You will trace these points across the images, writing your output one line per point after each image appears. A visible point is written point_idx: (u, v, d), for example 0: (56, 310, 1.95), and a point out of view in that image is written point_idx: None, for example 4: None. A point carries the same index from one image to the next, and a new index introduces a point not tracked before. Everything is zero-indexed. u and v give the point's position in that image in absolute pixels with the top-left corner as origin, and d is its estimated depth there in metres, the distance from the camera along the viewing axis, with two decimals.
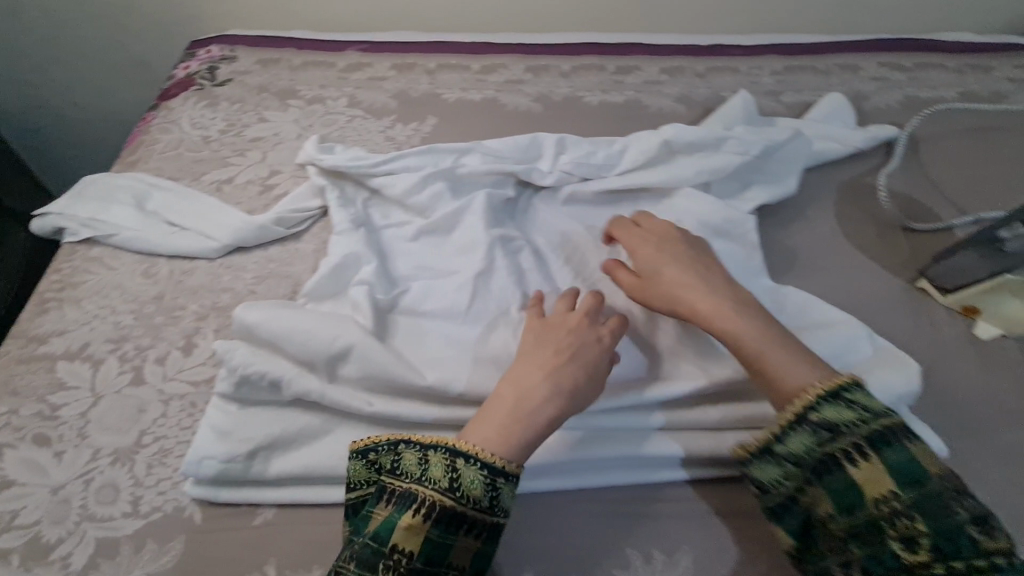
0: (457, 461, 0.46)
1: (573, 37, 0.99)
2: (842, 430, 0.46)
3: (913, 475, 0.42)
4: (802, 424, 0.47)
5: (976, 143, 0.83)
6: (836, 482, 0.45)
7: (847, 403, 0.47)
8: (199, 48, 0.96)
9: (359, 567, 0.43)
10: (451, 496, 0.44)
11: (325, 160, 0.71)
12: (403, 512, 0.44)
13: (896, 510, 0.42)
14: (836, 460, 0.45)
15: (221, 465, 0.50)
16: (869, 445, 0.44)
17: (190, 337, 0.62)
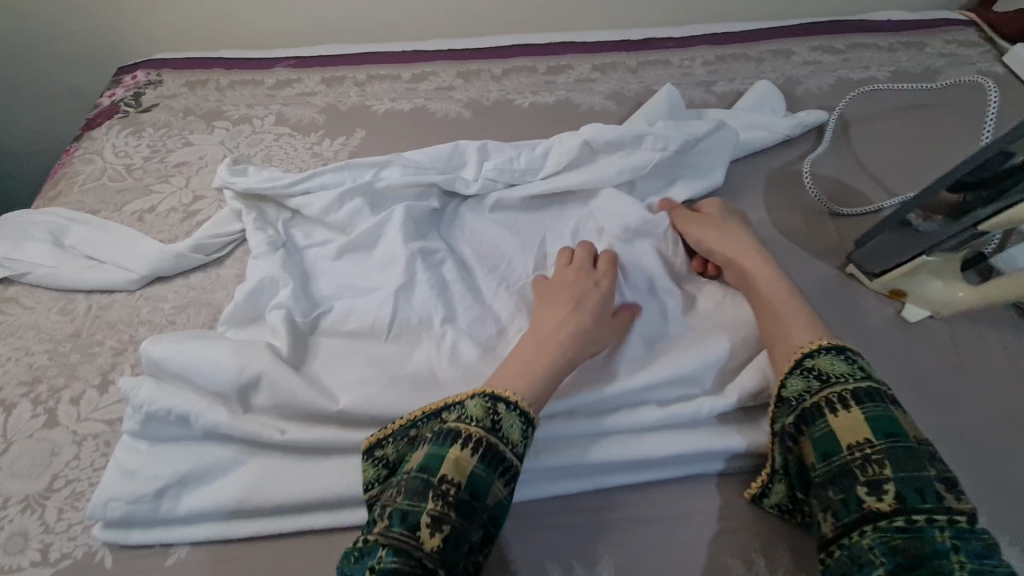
0: (498, 407, 0.47)
1: (506, 40, 0.98)
2: (836, 380, 0.48)
3: (890, 428, 0.44)
4: (798, 368, 0.50)
5: (906, 122, 0.82)
6: (820, 431, 0.46)
7: (847, 359, 0.49)
8: (125, 75, 0.95)
9: (408, 498, 0.43)
10: (491, 436, 0.46)
11: (239, 183, 0.70)
12: (450, 445, 0.45)
13: (868, 455, 0.43)
14: (819, 410, 0.47)
15: (128, 507, 0.49)
16: (855, 398, 0.46)
17: (107, 374, 0.61)
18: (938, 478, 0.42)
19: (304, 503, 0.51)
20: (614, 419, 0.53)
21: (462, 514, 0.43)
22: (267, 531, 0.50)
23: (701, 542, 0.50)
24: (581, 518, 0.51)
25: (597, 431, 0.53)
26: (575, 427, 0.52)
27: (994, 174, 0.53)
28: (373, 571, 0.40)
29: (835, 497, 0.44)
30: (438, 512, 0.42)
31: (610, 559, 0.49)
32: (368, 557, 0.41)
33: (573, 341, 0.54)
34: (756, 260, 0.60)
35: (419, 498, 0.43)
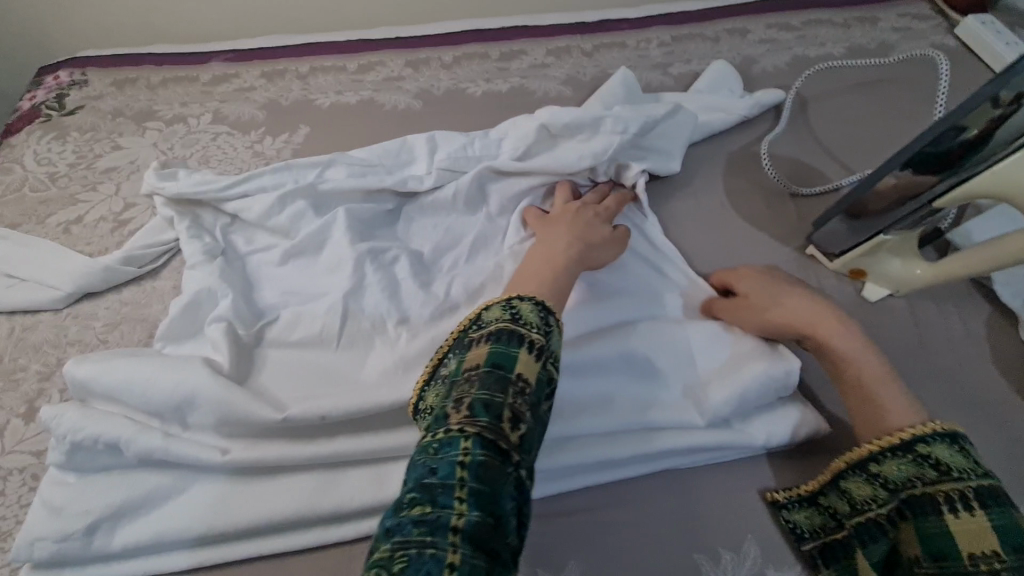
0: (552, 319, 0.46)
1: (456, 26, 0.95)
2: (956, 475, 0.42)
3: (1021, 542, 0.38)
4: (905, 451, 0.44)
5: (862, 98, 0.82)
6: (931, 527, 0.41)
7: (962, 450, 0.43)
8: (46, 75, 0.88)
9: (485, 389, 0.39)
10: (551, 343, 0.44)
11: (168, 187, 0.65)
12: (518, 346, 0.42)
13: (993, 569, 0.38)
14: (933, 503, 0.42)
15: (56, 545, 0.46)
16: (977, 498, 0.41)
17: (32, 402, 0.56)
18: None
19: (252, 529, 0.48)
20: (587, 417, 0.51)
21: (534, 417, 0.40)
22: (214, 561, 0.47)
23: (668, 541, 0.48)
24: (545, 522, 0.49)
25: (579, 433, 0.51)
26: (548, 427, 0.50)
27: (950, 148, 0.51)
28: (464, 464, 0.36)
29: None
30: (518, 409, 0.39)
31: (575, 563, 0.47)
32: (450, 449, 0.36)
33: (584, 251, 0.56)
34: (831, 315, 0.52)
35: (499, 390, 0.39)
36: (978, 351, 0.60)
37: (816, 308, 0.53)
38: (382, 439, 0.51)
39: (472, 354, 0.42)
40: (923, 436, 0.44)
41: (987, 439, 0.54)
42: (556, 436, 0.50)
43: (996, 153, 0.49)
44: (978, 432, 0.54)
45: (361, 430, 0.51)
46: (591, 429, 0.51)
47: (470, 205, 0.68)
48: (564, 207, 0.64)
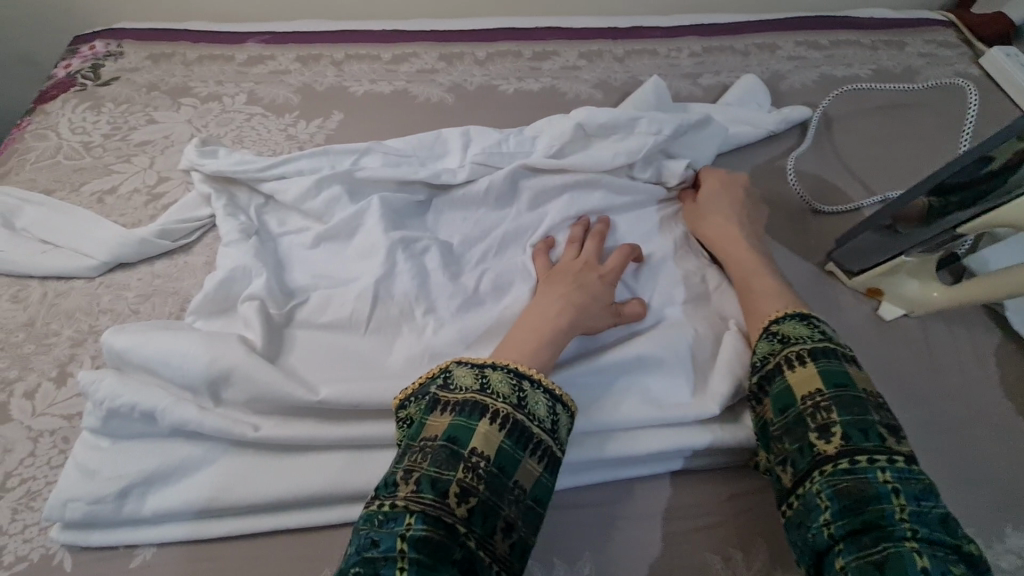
0: (523, 383, 0.46)
1: (491, 23, 0.96)
2: (794, 342, 0.51)
3: (840, 381, 0.47)
4: (764, 333, 0.53)
5: (886, 121, 0.83)
6: (777, 388, 0.49)
7: (808, 324, 0.52)
8: (83, 45, 0.89)
9: (435, 465, 0.42)
10: (519, 411, 0.45)
11: (208, 164, 0.66)
12: (479, 418, 0.43)
13: (819, 405, 0.46)
14: (778, 368, 0.50)
15: (88, 507, 0.47)
16: (810, 356, 0.49)
17: (64, 367, 0.57)
18: (881, 422, 0.45)
19: (278, 503, 0.49)
20: (591, 416, 0.52)
21: (491, 488, 0.42)
22: (241, 531, 0.48)
23: (682, 539, 0.50)
24: (563, 513, 0.51)
25: (588, 431, 0.52)
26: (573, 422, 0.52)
27: (974, 178, 0.54)
28: (404, 538, 0.39)
29: (791, 448, 0.46)
30: (468, 484, 0.41)
31: (592, 556, 0.49)
32: (393, 523, 0.40)
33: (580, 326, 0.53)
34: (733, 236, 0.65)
35: (450, 467, 0.41)
36: (987, 375, 0.61)
37: (730, 232, 0.65)
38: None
39: (433, 423, 0.44)
40: (777, 318, 0.53)
41: (991, 460, 0.56)
42: (581, 431, 0.52)
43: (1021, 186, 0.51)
44: (983, 453, 0.56)
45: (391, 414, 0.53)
46: (598, 428, 0.52)
47: (500, 201, 0.69)
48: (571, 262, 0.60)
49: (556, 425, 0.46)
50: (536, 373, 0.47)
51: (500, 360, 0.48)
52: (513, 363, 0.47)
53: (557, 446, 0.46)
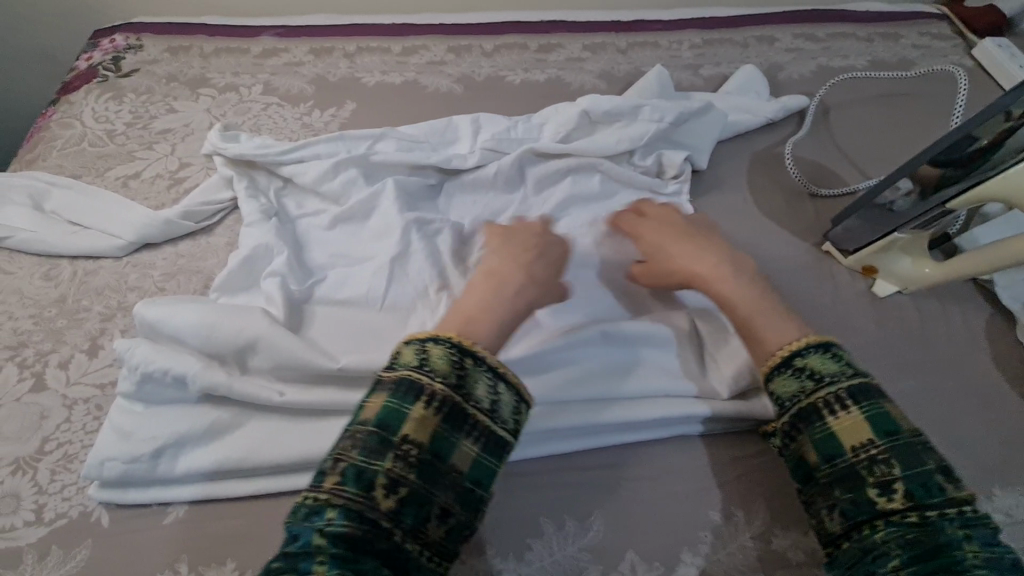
0: (464, 360, 0.46)
1: (497, 16, 0.98)
2: (828, 379, 0.47)
3: (889, 426, 0.44)
4: (786, 366, 0.49)
5: (881, 110, 0.86)
6: (820, 432, 0.46)
7: (836, 358, 0.48)
8: (103, 38, 0.92)
9: (365, 454, 0.41)
10: (455, 391, 0.44)
11: (230, 149, 0.69)
12: (413, 402, 0.43)
13: (874, 456, 0.44)
14: (816, 411, 0.46)
15: (124, 466, 0.50)
16: (851, 396, 0.46)
17: (95, 339, 0.60)
18: (939, 469, 0.43)
19: (301, 463, 0.51)
20: (586, 385, 0.55)
21: (422, 476, 0.42)
22: (267, 490, 0.51)
23: (685, 498, 0.53)
24: (571, 475, 0.54)
25: (588, 399, 0.55)
26: (573, 391, 0.54)
27: (963, 155, 0.55)
28: (323, 533, 0.39)
29: (842, 497, 0.44)
30: (397, 474, 0.41)
31: (600, 513, 0.51)
32: (316, 517, 0.39)
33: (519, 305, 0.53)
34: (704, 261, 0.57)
35: (378, 456, 0.41)
36: (977, 349, 0.64)
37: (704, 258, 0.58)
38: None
39: (369, 404, 0.44)
40: (798, 349, 0.49)
41: (980, 428, 0.59)
42: (581, 399, 0.55)
43: (1009, 161, 0.53)
44: (972, 422, 0.59)
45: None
46: (592, 395, 0.55)
47: (509, 184, 0.72)
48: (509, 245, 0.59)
49: (498, 405, 0.45)
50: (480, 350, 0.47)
51: (444, 334, 0.47)
52: (456, 337, 0.47)
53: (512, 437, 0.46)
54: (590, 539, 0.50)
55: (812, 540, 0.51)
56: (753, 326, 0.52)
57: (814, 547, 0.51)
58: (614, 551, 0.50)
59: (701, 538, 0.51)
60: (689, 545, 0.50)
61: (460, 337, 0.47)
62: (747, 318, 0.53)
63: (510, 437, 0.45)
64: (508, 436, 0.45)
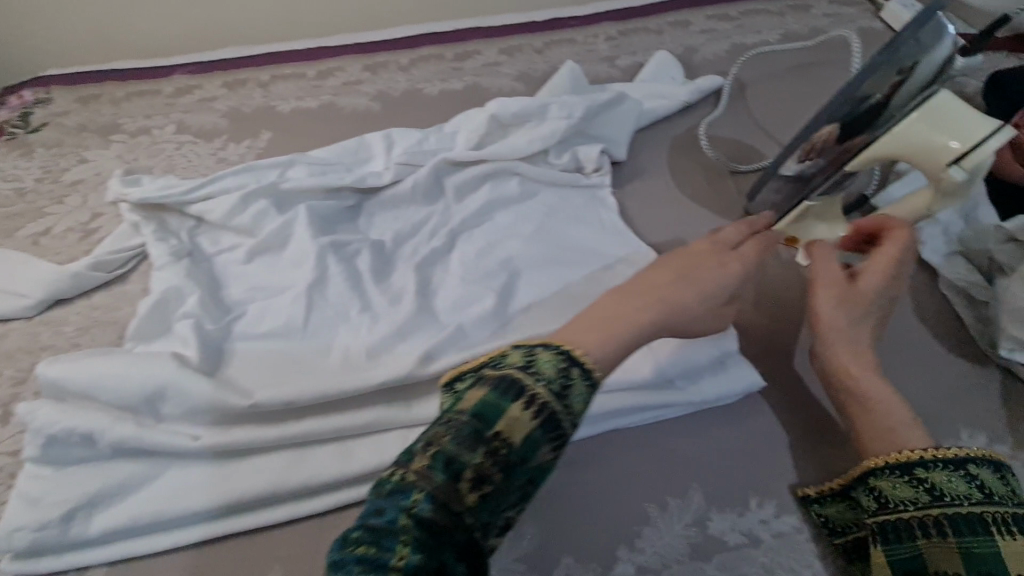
0: (574, 370, 0.41)
1: (413, 30, 0.98)
2: (999, 500, 0.41)
3: None
4: (957, 464, 0.43)
5: (795, 81, 0.87)
6: (978, 545, 0.40)
7: (1003, 479, 0.43)
8: (11, 95, 0.90)
9: (456, 442, 0.35)
10: (567, 400, 0.39)
11: (133, 194, 0.67)
12: (513, 399, 0.37)
13: None
14: (984, 522, 0.40)
15: (33, 535, 0.48)
16: (1018, 524, 0.40)
17: (8, 406, 0.58)
18: None
19: (221, 508, 0.50)
20: None
21: (502, 476, 0.36)
22: (189, 540, 0.49)
23: (617, 493, 0.52)
24: None
25: None
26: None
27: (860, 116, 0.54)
28: (410, 513, 0.33)
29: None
30: (485, 472, 0.35)
31: (532, 520, 0.50)
32: (400, 495, 0.34)
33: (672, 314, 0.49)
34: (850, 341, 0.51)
35: (469, 449, 0.35)
36: (901, 307, 0.64)
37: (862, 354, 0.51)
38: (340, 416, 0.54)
39: (468, 396, 0.38)
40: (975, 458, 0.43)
41: (907, 384, 0.59)
42: None
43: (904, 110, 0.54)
44: (895, 379, 0.58)
45: (331, 411, 0.54)
46: None
47: (427, 196, 0.71)
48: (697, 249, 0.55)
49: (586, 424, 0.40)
50: (595, 368, 0.42)
51: (555, 342, 0.43)
52: (564, 347, 0.42)
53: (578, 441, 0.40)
54: (524, 548, 0.49)
55: (749, 520, 0.50)
56: (877, 432, 0.47)
57: (751, 527, 0.50)
58: (548, 557, 0.48)
59: (636, 533, 0.50)
60: (624, 541, 0.49)
61: (567, 344, 0.43)
62: (886, 420, 0.47)
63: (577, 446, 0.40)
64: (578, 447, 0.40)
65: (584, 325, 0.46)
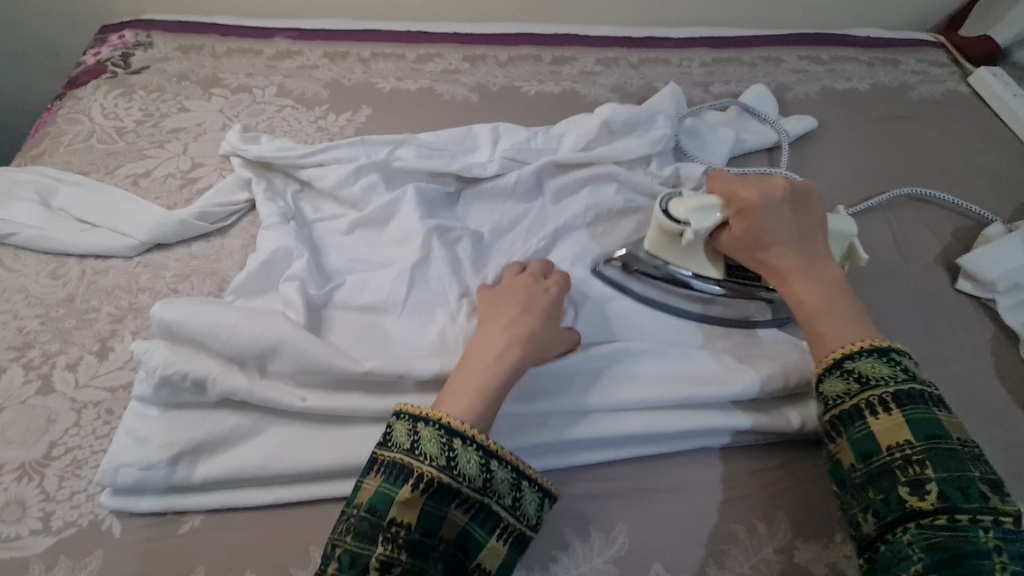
0: (453, 441, 0.44)
1: (511, 28, 0.99)
2: (875, 383, 0.47)
3: (932, 431, 0.45)
4: (836, 367, 0.49)
5: (883, 133, 0.89)
6: (858, 433, 0.46)
7: (889, 360, 0.48)
8: (111, 34, 0.90)
9: (358, 540, 0.42)
10: (472, 473, 0.44)
11: (250, 150, 0.69)
12: (400, 485, 0.43)
13: (910, 457, 0.44)
14: (859, 410, 0.47)
15: (141, 473, 0.48)
16: (896, 400, 0.46)
17: (105, 341, 0.58)
18: (981, 479, 0.43)
19: (321, 471, 0.50)
20: (600, 395, 0.55)
21: (414, 555, 0.42)
22: (287, 499, 0.50)
23: (706, 510, 0.53)
24: (595, 485, 0.54)
25: (608, 409, 0.55)
26: (592, 398, 0.54)
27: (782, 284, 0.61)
28: None
29: (875, 496, 0.44)
30: (388, 556, 0.41)
31: (624, 525, 0.52)
32: None
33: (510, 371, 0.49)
34: (816, 267, 0.55)
35: (370, 542, 0.42)
36: (984, 366, 0.65)
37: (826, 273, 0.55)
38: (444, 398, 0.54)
39: (367, 484, 0.44)
40: (850, 353, 0.49)
41: (991, 442, 0.59)
42: (601, 407, 0.55)
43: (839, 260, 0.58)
44: (978, 435, 0.60)
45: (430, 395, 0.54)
46: (609, 405, 0.54)
47: (528, 194, 0.71)
48: (513, 286, 0.58)
49: (521, 501, 0.45)
50: (476, 434, 0.45)
51: (440, 415, 0.46)
52: (449, 419, 0.45)
53: (519, 522, 0.45)
54: (618, 551, 0.50)
55: (835, 554, 0.51)
56: (817, 328, 0.52)
57: (836, 562, 0.51)
58: (638, 563, 0.50)
59: (724, 551, 0.51)
60: (712, 558, 0.50)
61: (448, 416, 0.45)
62: (819, 317, 0.52)
63: (532, 532, 0.45)
64: (530, 532, 0.45)
65: (450, 391, 0.48)
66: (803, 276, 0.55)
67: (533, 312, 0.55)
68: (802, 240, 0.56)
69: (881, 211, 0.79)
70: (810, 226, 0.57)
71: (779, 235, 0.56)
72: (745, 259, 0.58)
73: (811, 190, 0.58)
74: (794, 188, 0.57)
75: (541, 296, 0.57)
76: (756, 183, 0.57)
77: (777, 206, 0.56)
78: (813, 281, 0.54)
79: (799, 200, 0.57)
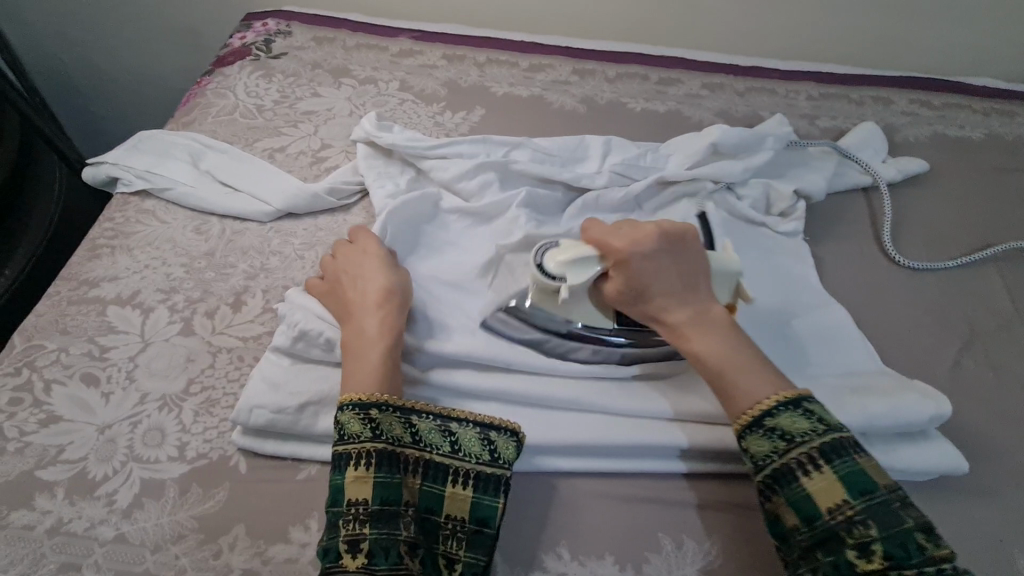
0: (371, 411, 0.48)
1: (619, 46, 1.03)
2: (801, 439, 0.46)
3: (864, 486, 0.43)
4: (757, 426, 0.47)
5: (994, 185, 0.87)
6: (795, 492, 0.45)
7: (807, 412, 0.47)
8: (256, 21, 0.98)
9: (331, 535, 0.45)
10: (393, 437, 0.47)
11: (383, 136, 0.74)
12: (345, 470, 0.46)
13: (851, 518, 0.43)
14: (792, 471, 0.45)
15: (271, 415, 0.52)
16: (822, 456, 0.45)
17: (239, 295, 0.63)
18: (916, 527, 0.42)
19: None
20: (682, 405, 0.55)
21: (382, 524, 0.45)
22: None
23: None
24: (688, 493, 0.54)
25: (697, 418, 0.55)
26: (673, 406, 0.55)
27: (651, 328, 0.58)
28: None
29: (823, 560, 0.42)
30: (355, 534, 0.44)
31: (717, 538, 0.52)
32: None
33: (383, 332, 0.52)
34: (706, 319, 0.52)
35: (334, 530, 0.45)
36: None
37: (719, 323, 0.52)
38: (494, 381, 0.55)
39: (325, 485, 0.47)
40: (769, 409, 0.47)
41: None
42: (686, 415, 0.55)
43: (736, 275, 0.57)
44: None
45: (484, 372, 0.56)
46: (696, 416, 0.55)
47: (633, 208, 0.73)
48: (335, 264, 0.59)
49: (458, 442, 0.49)
50: (392, 397, 0.49)
51: (352, 396, 0.48)
52: (359, 396, 0.48)
53: (465, 462, 0.48)
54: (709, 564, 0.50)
55: None
56: (727, 386, 0.50)
57: None
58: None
59: None
60: None
61: (357, 396, 0.48)
62: (723, 376, 0.50)
63: (488, 466, 0.48)
64: (489, 466, 0.48)
65: (346, 377, 0.50)
66: (701, 334, 0.51)
67: (362, 280, 0.56)
68: (689, 286, 0.53)
69: (991, 262, 0.77)
70: (693, 269, 0.54)
71: (664, 289, 0.52)
72: (636, 313, 0.54)
73: (680, 230, 0.55)
74: (663, 234, 0.54)
75: (365, 260, 0.58)
76: (626, 233, 0.54)
77: (654, 255, 0.53)
78: (712, 335, 0.51)
79: (673, 247, 0.54)
